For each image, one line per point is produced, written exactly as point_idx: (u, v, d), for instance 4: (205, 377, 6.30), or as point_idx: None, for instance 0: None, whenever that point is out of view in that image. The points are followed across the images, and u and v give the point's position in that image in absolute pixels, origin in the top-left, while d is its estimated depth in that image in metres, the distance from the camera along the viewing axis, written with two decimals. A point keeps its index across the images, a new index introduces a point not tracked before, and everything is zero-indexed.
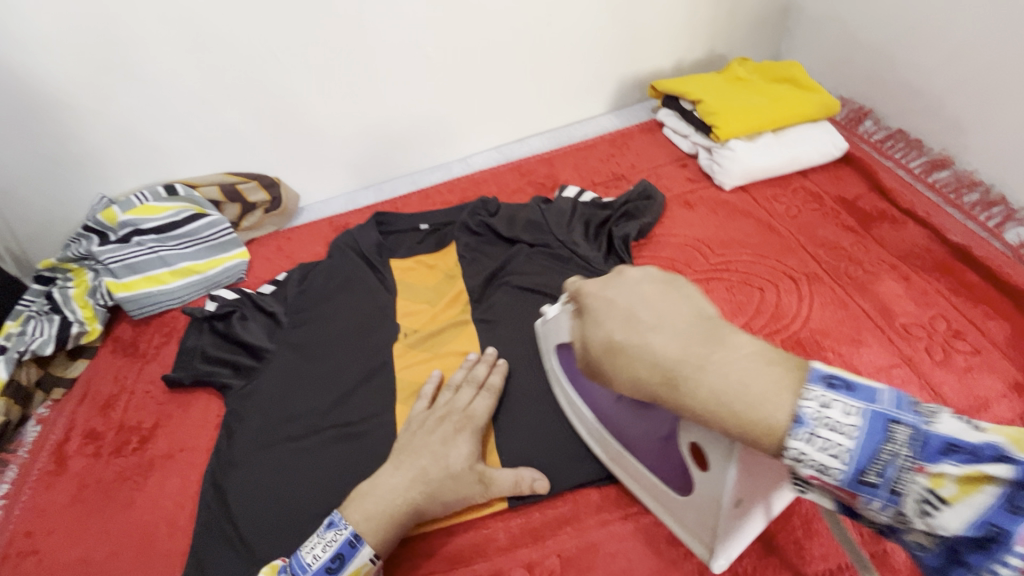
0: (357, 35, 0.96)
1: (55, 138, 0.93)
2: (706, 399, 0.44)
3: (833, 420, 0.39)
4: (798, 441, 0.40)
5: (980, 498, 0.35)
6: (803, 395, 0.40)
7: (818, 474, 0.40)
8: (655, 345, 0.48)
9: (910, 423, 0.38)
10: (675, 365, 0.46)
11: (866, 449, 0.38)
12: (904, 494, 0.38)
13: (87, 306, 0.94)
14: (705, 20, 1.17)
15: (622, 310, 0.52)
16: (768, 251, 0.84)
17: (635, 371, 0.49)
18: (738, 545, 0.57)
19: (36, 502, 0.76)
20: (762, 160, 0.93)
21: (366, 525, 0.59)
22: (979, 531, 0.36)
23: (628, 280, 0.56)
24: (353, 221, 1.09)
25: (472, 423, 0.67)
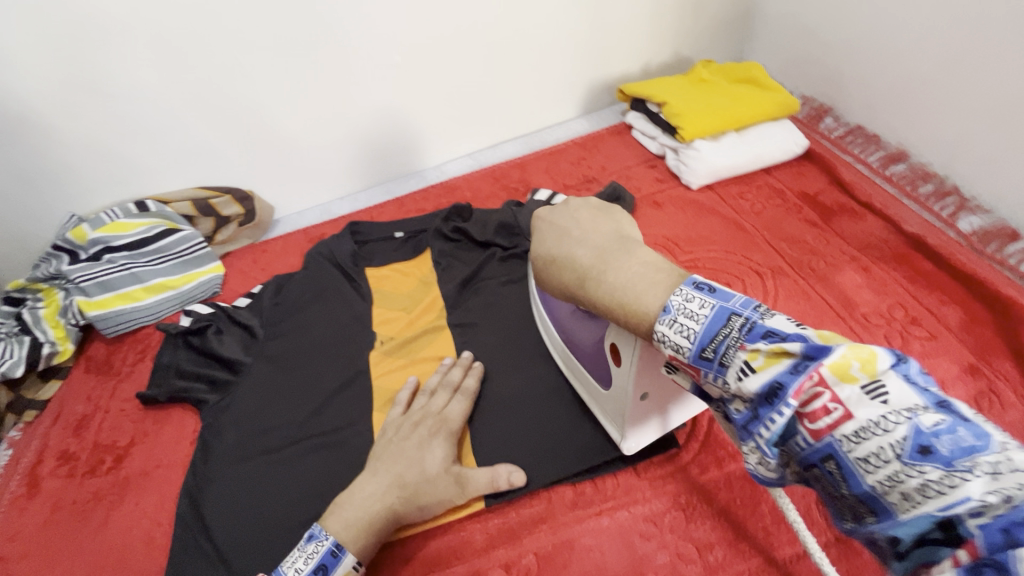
0: (325, 46, 0.97)
1: (19, 157, 0.93)
2: (607, 297, 0.47)
3: (691, 309, 0.40)
4: (662, 325, 0.41)
5: (777, 368, 0.35)
6: (674, 292, 0.43)
7: (675, 355, 0.41)
8: (576, 255, 0.52)
9: (747, 316, 0.38)
10: (589, 269, 0.50)
11: (707, 329, 0.39)
12: (729, 366, 0.38)
13: (58, 325, 0.93)
14: (670, 24, 1.20)
15: (559, 227, 0.57)
16: (734, 247, 0.87)
17: (564, 278, 0.54)
18: (647, 434, 0.65)
19: (8, 526, 0.75)
20: (727, 159, 0.96)
21: (347, 534, 0.60)
22: (925, 517, 0.31)
23: (571, 207, 0.60)
24: (328, 231, 1.09)
25: (445, 425, 0.68)
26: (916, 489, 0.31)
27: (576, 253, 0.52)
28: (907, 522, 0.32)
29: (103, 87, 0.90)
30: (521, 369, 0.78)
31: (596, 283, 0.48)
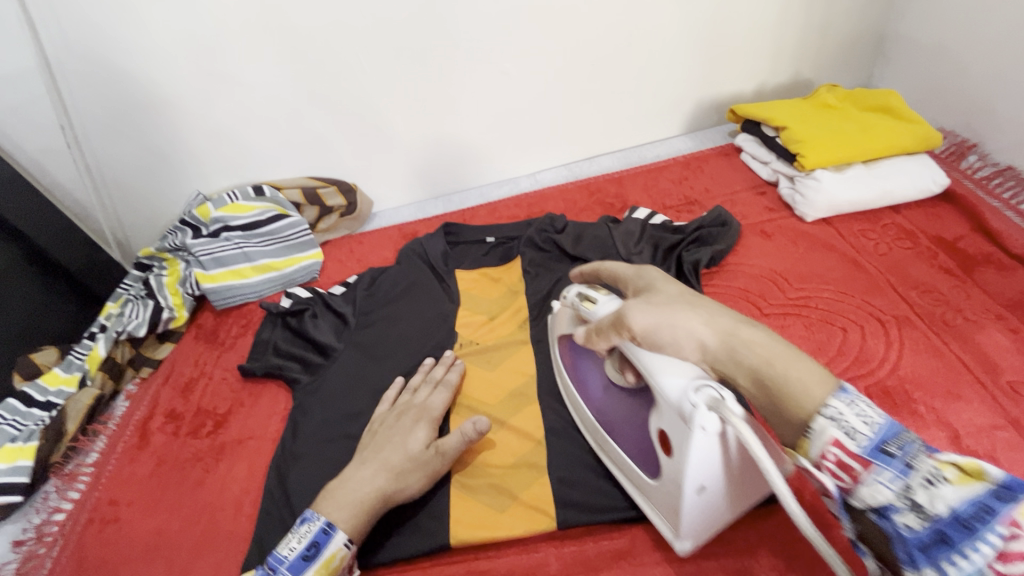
0: (443, 50, 0.99)
1: (161, 138, 1.01)
2: (761, 360, 0.51)
3: (858, 414, 0.46)
4: (838, 401, 0.47)
5: (974, 487, 0.41)
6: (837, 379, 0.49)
7: (841, 439, 0.45)
8: (712, 310, 0.54)
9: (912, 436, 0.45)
10: (729, 327, 0.53)
11: (884, 431, 0.45)
12: (915, 470, 0.44)
13: (176, 293, 1.02)
14: (795, 44, 1.13)
15: (677, 287, 0.58)
16: (853, 289, 0.79)
17: (692, 321, 0.54)
18: (706, 532, 0.59)
19: (120, 472, 0.82)
20: (851, 193, 0.88)
21: (339, 514, 0.61)
22: (975, 517, 0.40)
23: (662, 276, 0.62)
24: (422, 230, 1.12)
25: (422, 412, 0.72)
26: (961, 489, 0.42)
27: (677, 289, 0.59)
28: (955, 525, 0.41)
29: (237, 79, 0.97)
30: None
31: (711, 313, 0.54)
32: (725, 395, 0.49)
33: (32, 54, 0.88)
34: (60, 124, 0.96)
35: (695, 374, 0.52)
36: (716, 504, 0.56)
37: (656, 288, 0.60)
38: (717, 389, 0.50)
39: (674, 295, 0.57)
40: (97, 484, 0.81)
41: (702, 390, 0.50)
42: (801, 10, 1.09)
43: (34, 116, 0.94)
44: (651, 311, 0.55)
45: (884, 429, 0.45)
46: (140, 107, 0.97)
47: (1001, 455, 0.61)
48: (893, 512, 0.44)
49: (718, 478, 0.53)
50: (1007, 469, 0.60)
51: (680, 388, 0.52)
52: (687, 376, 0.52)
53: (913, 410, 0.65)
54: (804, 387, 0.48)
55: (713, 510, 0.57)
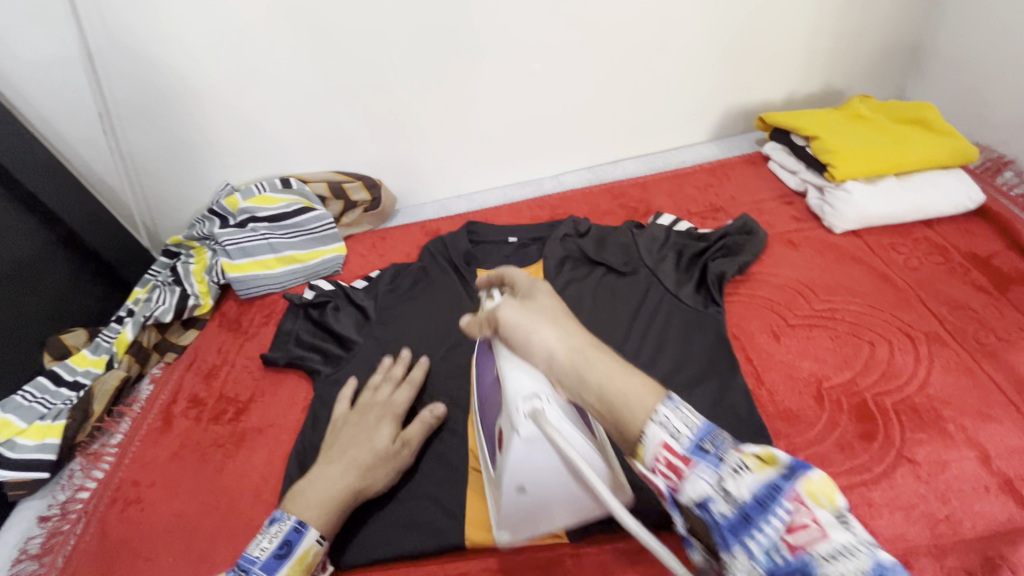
0: (473, 50, 1.00)
1: (194, 129, 1.03)
2: (600, 399, 0.51)
3: (673, 424, 0.47)
4: (664, 408, 0.47)
5: (768, 473, 0.43)
6: (657, 407, 0.48)
7: (668, 442, 0.46)
8: (564, 339, 0.55)
9: (722, 442, 0.45)
10: (574, 360, 0.54)
11: (697, 428, 0.46)
12: (724, 463, 0.44)
13: (202, 281, 1.03)
14: (828, 53, 1.12)
15: (551, 308, 0.58)
16: (882, 303, 0.78)
17: (541, 344, 0.55)
18: (527, 527, 0.62)
19: (143, 455, 0.84)
20: (883, 205, 0.87)
21: (311, 513, 0.63)
22: (766, 498, 0.42)
23: (541, 300, 0.60)
24: (444, 227, 1.13)
25: (386, 409, 0.73)
26: (759, 476, 0.43)
27: (552, 301, 0.60)
28: (753, 507, 0.42)
29: (270, 74, 0.98)
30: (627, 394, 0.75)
31: (568, 328, 0.56)
32: (546, 408, 0.53)
33: (74, 44, 0.90)
34: (97, 112, 0.98)
35: (540, 384, 0.55)
36: (542, 506, 0.59)
37: (535, 292, 0.61)
38: (544, 401, 0.54)
39: (544, 323, 0.57)
40: (120, 465, 0.83)
41: (529, 399, 0.54)
42: (836, 20, 1.07)
43: (73, 104, 0.96)
44: (518, 313, 0.58)
45: (703, 428, 0.46)
46: (175, 98, 0.99)
47: None
48: (709, 503, 0.44)
49: (537, 482, 0.57)
50: None
51: (518, 393, 0.54)
52: (532, 380, 0.55)
53: (940, 428, 0.64)
54: (629, 401, 0.49)
55: (534, 510, 0.60)
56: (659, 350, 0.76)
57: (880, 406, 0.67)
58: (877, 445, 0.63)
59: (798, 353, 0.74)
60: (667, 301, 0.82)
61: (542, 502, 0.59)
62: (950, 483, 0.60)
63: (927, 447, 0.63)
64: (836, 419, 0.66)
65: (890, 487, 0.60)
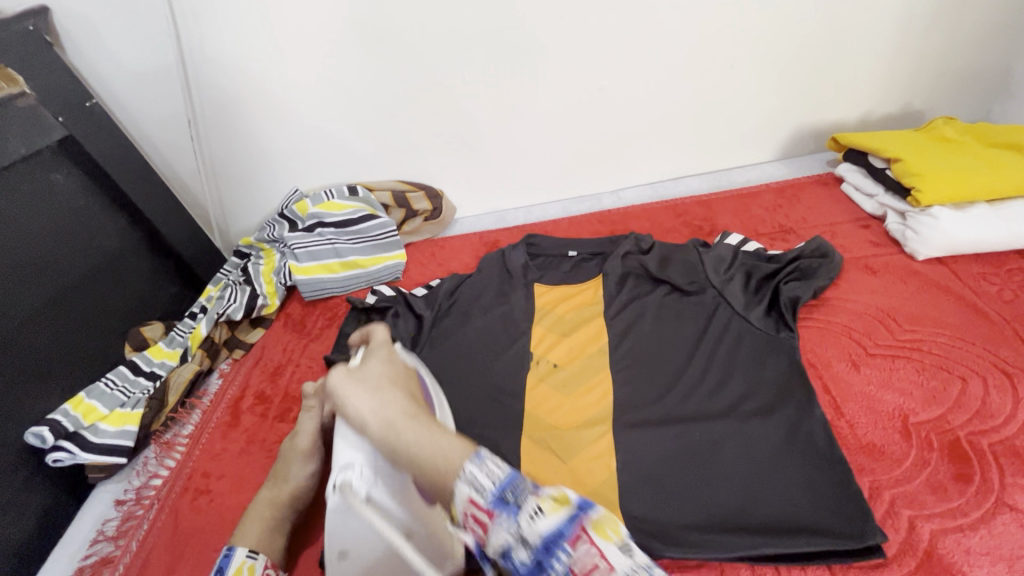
0: (544, 68, 1.01)
1: (270, 136, 1.08)
2: (411, 458, 0.46)
3: (476, 478, 0.44)
4: (473, 467, 0.44)
5: (563, 514, 0.43)
6: (467, 462, 0.45)
7: (471, 496, 0.43)
8: (368, 408, 0.49)
9: (514, 484, 0.44)
10: (381, 431, 0.48)
11: (505, 480, 0.44)
12: (522, 509, 0.43)
13: (270, 282, 1.07)
14: (909, 74, 1.08)
15: (380, 378, 0.52)
16: (974, 336, 0.74)
17: (353, 405, 0.50)
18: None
19: (212, 446, 0.87)
20: (974, 233, 0.82)
21: (233, 534, 0.65)
22: (552, 543, 0.42)
23: (369, 369, 0.54)
24: (503, 239, 1.14)
25: (299, 423, 0.77)
26: (552, 517, 0.43)
27: (384, 367, 0.54)
28: (544, 552, 0.42)
29: (346, 86, 1.02)
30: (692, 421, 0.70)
31: (387, 395, 0.50)
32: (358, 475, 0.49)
33: (173, 56, 0.96)
34: (186, 119, 1.04)
35: (347, 455, 0.50)
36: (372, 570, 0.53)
37: (371, 359, 0.56)
38: (357, 468, 0.49)
39: (375, 369, 0.53)
40: (190, 455, 0.86)
41: (342, 469, 0.49)
42: (918, 39, 1.03)
43: (165, 112, 1.03)
44: (341, 378, 0.52)
45: (506, 479, 0.44)
46: (256, 107, 1.04)
47: None
48: (510, 550, 0.43)
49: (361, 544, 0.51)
50: None
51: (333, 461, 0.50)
52: (353, 449, 0.50)
53: None
54: (439, 460, 0.45)
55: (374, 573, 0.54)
56: (728, 373, 0.74)
57: (975, 446, 0.63)
58: (974, 488, 0.59)
59: (881, 385, 0.70)
60: (736, 323, 0.80)
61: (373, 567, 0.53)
62: None
63: None
64: (923, 457, 0.63)
65: (990, 534, 0.56)
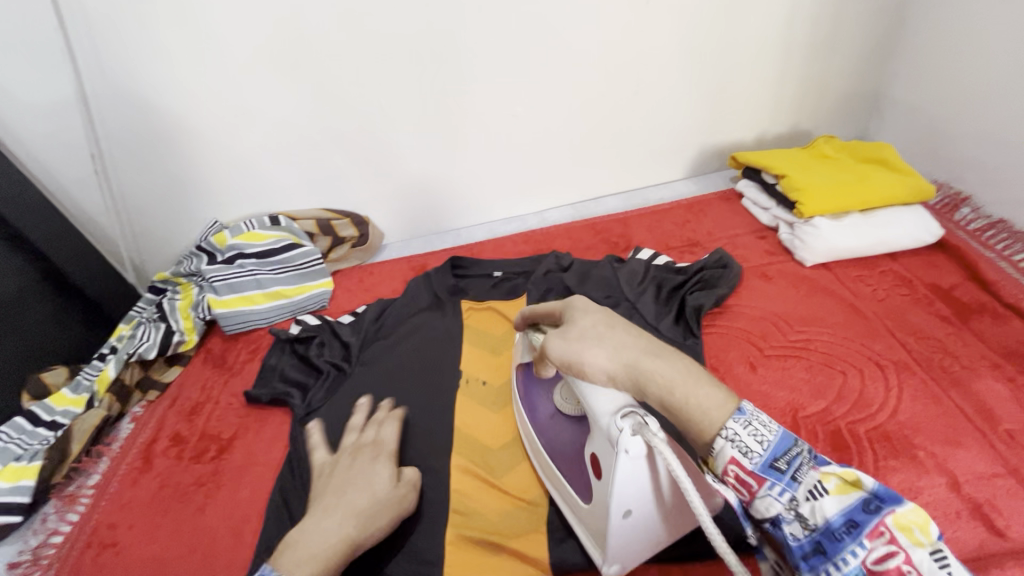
0: (460, 94, 1.05)
1: (183, 166, 1.05)
2: (678, 408, 0.51)
3: (743, 441, 0.48)
4: (733, 422, 0.48)
5: (852, 497, 0.45)
6: (728, 418, 0.49)
7: (737, 457, 0.47)
8: (591, 360, 0.56)
9: (790, 460, 0.48)
10: (670, 399, 0.51)
11: (772, 448, 0.47)
12: (800, 481, 0.47)
13: (188, 317, 1.04)
14: (794, 98, 1.19)
15: (598, 329, 0.57)
16: (853, 333, 0.81)
17: (596, 364, 0.55)
18: (631, 557, 0.61)
19: (121, 495, 0.82)
20: (849, 240, 0.91)
21: (308, 563, 0.56)
22: (846, 527, 0.44)
23: (582, 325, 0.59)
24: (430, 262, 1.15)
25: (383, 456, 0.71)
26: (840, 501, 0.45)
27: (591, 318, 0.59)
28: (829, 537, 0.44)
29: (261, 117, 1.02)
30: None
31: (617, 344, 0.56)
32: (647, 418, 0.52)
33: (71, 88, 0.93)
34: (90, 152, 1.00)
35: (620, 402, 0.55)
36: (643, 527, 0.58)
37: (571, 313, 0.62)
38: (641, 414, 0.53)
39: (587, 322, 0.59)
40: (96, 507, 0.81)
41: (627, 415, 0.53)
42: (798, 67, 1.15)
43: (66, 145, 0.98)
44: (561, 347, 0.58)
45: (774, 446, 0.47)
46: (166, 138, 1.01)
47: (1002, 504, 0.62)
48: (783, 523, 0.46)
49: (643, 500, 0.56)
50: (1008, 518, 0.61)
51: (606, 410, 0.54)
52: (613, 398, 0.55)
53: (912, 455, 0.67)
54: (704, 410, 0.50)
55: (634, 539, 0.59)
56: None
57: (854, 434, 0.69)
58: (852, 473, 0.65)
59: (775, 383, 0.76)
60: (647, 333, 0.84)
61: (648, 518, 0.58)
62: (923, 510, 0.62)
63: (900, 474, 0.65)
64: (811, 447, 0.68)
65: None
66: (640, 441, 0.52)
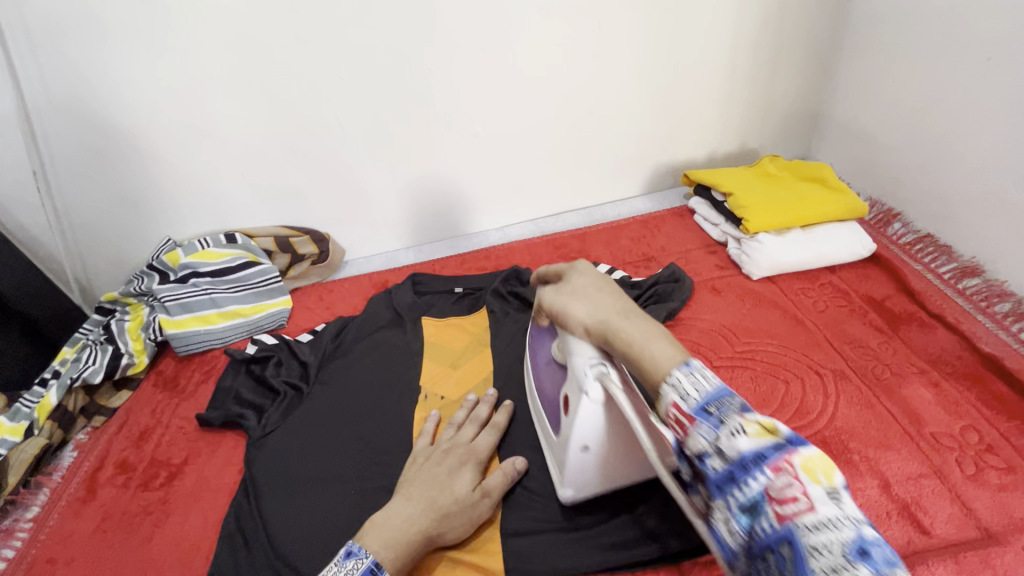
0: (419, 113, 1.06)
1: (135, 183, 1.02)
2: (631, 354, 0.56)
3: (683, 387, 0.49)
4: (678, 372, 0.51)
5: (768, 438, 0.44)
6: (672, 371, 0.51)
7: (676, 401, 0.49)
8: (572, 310, 0.64)
9: (729, 406, 0.47)
10: (625, 344, 0.57)
11: (714, 390, 0.48)
12: (723, 423, 0.46)
13: (138, 339, 1.00)
14: (741, 119, 1.25)
15: (589, 289, 0.65)
16: (795, 343, 0.86)
17: (576, 311, 0.63)
18: (588, 487, 0.68)
19: (63, 527, 0.79)
20: (791, 255, 0.96)
21: (385, 554, 0.61)
22: (754, 460, 0.43)
23: (575, 284, 0.67)
24: (391, 279, 1.16)
25: (473, 459, 0.71)
26: (755, 440, 0.44)
27: (585, 279, 0.67)
28: (740, 468, 0.44)
29: (216, 135, 1.00)
30: None
31: (598, 301, 0.63)
32: (611, 370, 0.60)
33: (11, 104, 0.90)
34: (32, 169, 0.96)
35: (591, 352, 0.62)
36: (602, 462, 0.65)
37: (570, 274, 0.69)
38: (609, 368, 0.61)
39: (580, 281, 0.67)
40: (35, 541, 0.77)
41: (595, 365, 0.61)
42: (743, 90, 1.21)
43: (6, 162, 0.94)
44: (553, 297, 0.67)
45: (711, 393, 0.48)
46: (116, 155, 0.99)
47: (926, 503, 0.66)
48: (705, 457, 0.46)
49: (599, 438, 0.63)
50: (932, 516, 0.65)
51: (583, 358, 0.62)
52: (595, 350, 0.62)
53: (846, 459, 0.71)
54: (652, 360, 0.54)
55: (592, 470, 0.66)
56: None
57: None
58: None
59: None
60: None
61: (604, 455, 0.65)
62: None
63: None
64: None
65: None
66: (600, 387, 0.60)
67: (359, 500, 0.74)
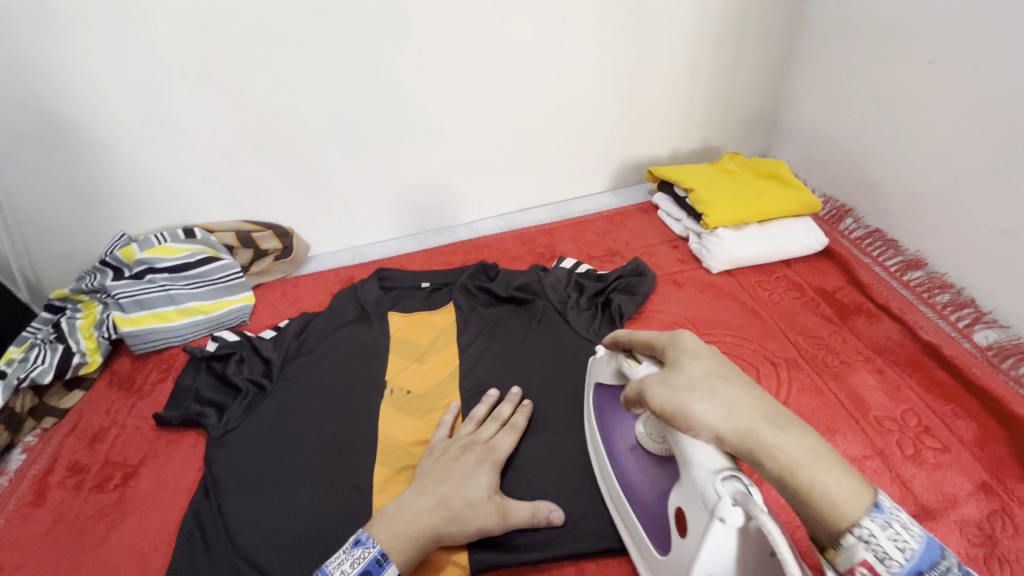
0: (383, 108, 1.05)
1: (86, 177, 0.99)
2: (802, 487, 0.48)
3: (849, 501, 0.46)
4: (837, 486, 0.47)
5: (915, 546, 0.46)
6: (856, 504, 0.47)
7: (839, 519, 0.45)
8: (700, 416, 0.52)
9: (877, 514, 0.47)
10: (789, 471, 0.49)
11: (869, 503, 0.46)
12: (880, 537, 0.46)
13: (90, 337, 0.97)
14: (703, 117, 1.29)
15: (714, 381, 0.54)
16: (751, 334, 0.89)
17: (705, 416, 0.52)
18: None
19: (10, 533, 0.76)
20: (748, 249, 1.00)
21: (391, 544, 0.62)
22: (917, 574, 0.45)
23: (690, 373, 0.56)
24: (358, 274, 1.14)
25: (491, 461, 0.71)
26: (912, 552, 0.46)
27: (701, 365, 0.56)
28: None
29: (172, 126, 0.98)
30: (523, 441, 0.78)
31: (733, 399, 0.53)
32: (751, 488, 0.49)
33: None
34: None
35: (721, 463, 0.51)
36: None
37: (678, 356, 0.58)
38: (742, 477, 0.50)
39: (697, 367, 0.56)
40: None
41: (729, 479, 0.50)
42: (704, 90, 1.24)
43: None
44: (667, 394, 0.55)
45: (868, 505, 0.46)
46: (64, 147, 0.95)
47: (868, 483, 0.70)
48: (860, 572, 0.46)
49: None
50: None
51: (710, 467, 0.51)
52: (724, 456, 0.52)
53: None
54: (840, 510, 0.47)
55: None
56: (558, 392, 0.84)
57: None
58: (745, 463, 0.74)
59: None
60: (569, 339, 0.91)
61: None
62: None
63: None
64: None
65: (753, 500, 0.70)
66: (740, 511, 0.48)
67: (322, 497, 0.74)
